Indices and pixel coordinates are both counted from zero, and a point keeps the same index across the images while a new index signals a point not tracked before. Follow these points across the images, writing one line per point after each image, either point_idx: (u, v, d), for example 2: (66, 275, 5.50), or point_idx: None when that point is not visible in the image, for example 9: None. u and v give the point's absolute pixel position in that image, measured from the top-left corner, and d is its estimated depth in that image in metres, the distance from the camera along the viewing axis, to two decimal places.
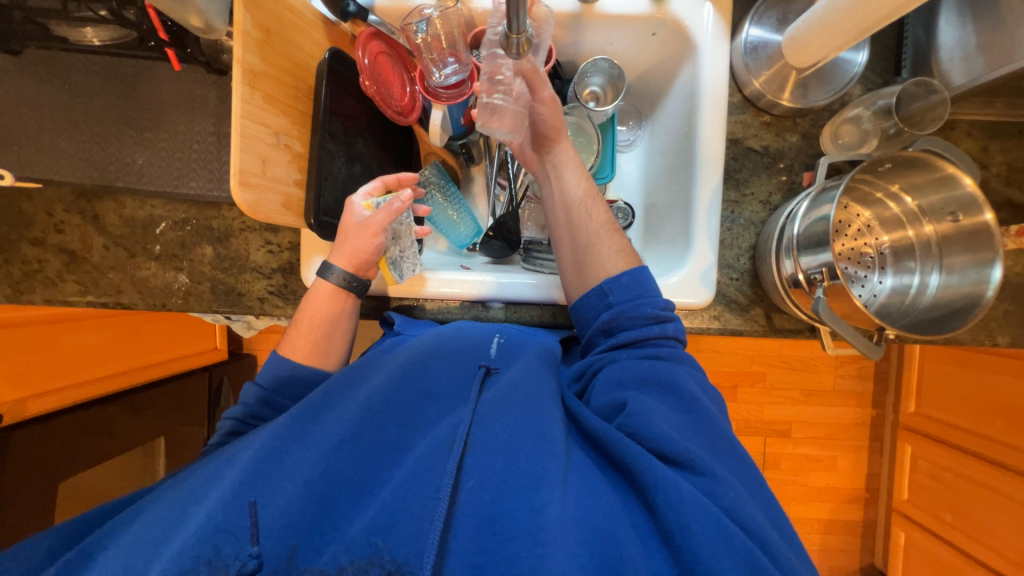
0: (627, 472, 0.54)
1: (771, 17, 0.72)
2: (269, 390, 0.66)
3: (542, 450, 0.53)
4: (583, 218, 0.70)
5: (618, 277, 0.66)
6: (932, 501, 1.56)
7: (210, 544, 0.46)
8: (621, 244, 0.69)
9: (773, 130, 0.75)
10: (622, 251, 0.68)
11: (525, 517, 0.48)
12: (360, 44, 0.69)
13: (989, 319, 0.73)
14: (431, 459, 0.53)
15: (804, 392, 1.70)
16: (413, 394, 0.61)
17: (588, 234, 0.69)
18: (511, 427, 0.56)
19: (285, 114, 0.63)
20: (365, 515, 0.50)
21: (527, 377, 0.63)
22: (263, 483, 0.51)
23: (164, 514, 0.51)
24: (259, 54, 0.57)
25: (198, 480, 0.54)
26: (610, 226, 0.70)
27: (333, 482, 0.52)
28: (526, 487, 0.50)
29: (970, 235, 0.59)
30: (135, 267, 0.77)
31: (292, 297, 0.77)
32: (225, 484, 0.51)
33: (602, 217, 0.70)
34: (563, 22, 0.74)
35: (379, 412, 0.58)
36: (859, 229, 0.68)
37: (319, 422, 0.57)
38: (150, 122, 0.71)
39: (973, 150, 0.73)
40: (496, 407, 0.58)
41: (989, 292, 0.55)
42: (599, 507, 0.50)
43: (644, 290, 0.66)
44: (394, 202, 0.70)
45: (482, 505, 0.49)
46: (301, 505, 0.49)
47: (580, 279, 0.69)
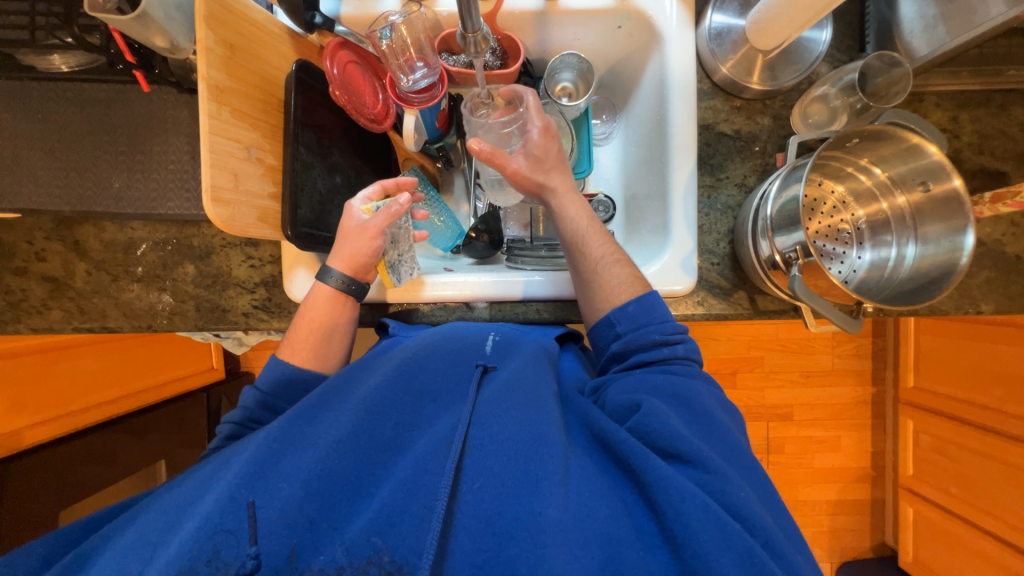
0: (627, 470, 0.54)
1: (734, 2, 0.72)
2: (266, 393, 0.65)
3: (539, 449, 0.52)
4: (580, 255, 0.70)
5: (624, 307, 0.66)
6: (938, 475, 1.56)
7: (210, 545, 0.45)
8: (627, 274, 0.68)
9: (743, 114, 0.76)
10: (629, 281, 0.67)
11: (525, 516, 0.47)
12: (327, 55, 0.69)
13: (970, 287, 0.74)
14: (429, 461, 0.52)
15: (802, 373, 1.71)
16: (409, 394, 0.60)
17: (589, 267, 0.69)
18: (509, 428, 0.54)
19: (255, 128, 0.63)
20: (363, 515, 0.49)
21: (527, 374, 0.62)
22: (259, 485, 0.49)
23: (167, 514, 0.50)
24: (224, 70, 0.58)
25: (197, 481, 0.54)
26: (615, 255, 0.69)
27: (332, 484, 0.51)
28: (525, 487, 0.49)
29: (942, 203, 0.59)
30: (118, 290, 0.77)
31: (277, 310, 0.77)
32: (221, 485, 0.50)
33: (605, 248, 0.69)
34: (530, 20, 0.75)
35: (375, 413, 0.56)
36: (834, 205, 0.68)
37: (316, 424, 0.56)
38: (126, 145, 0.71)
39: (943, 120, 0.74)
40: (496, 407, 0.57)
41: (963, 259, 0.55)
42: (599, 508, 0.49)
43: (652, 316, 0.66)
44: (393, 206, 0.70)
45: (482, 505, 0.49)
46: (297, 504, 0.48)
47: (591, 311, 0.70)
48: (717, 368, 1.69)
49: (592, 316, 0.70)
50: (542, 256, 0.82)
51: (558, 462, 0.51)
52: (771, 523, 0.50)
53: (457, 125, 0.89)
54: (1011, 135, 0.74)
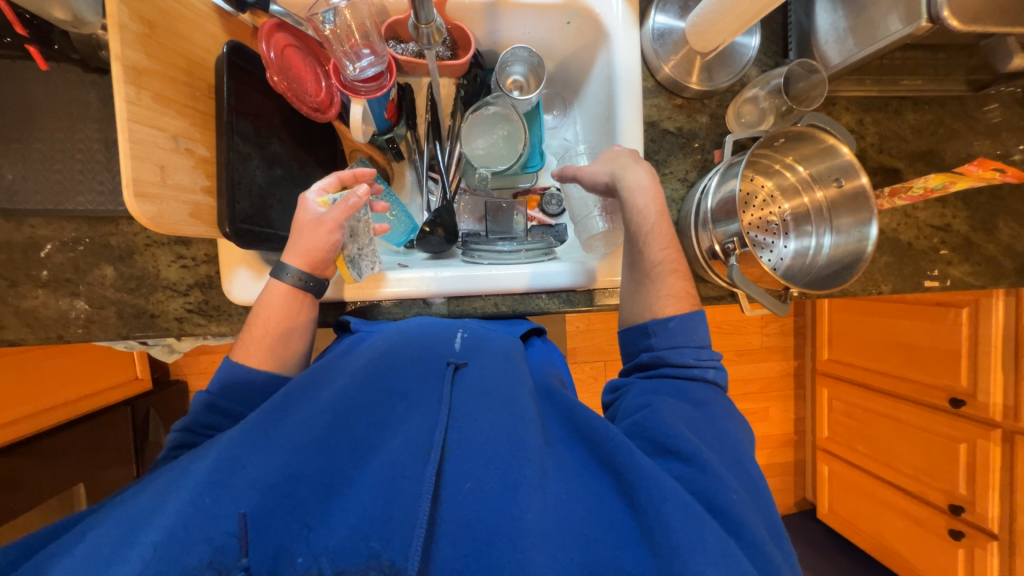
0: (607, 465, 0.55)
1: (674, 4, 0.76)
2: (215, 394, 0.60)
3: (516, 453, 0.52)
4: (640, 253, 0.68)
5: (665, 321, 0.65)
6: (848, 436, 1.77)
7: (174, 563, 0.41)
8: (676, 287, 0.67)
9: (684, 112, 0.80)
10: (678, 293, 0.66)
11: (506, 520, 0.48)
12: (263, 37, 0.65)
13: (874, 271, 0.84)
14: (406, 466, 0.50)
15: (736, 352, 1.86)
16: (379, 395, 0.57)
17: (647, 270, 0.68)
18: (487, 430, 0.54)
19: (182, 115, 0.57)
20: (337, 522, 0.47)
21: (496, 373, 0.62)
22: (224, 496, 0.45)
23: (113, 529, 0.45)
24: (143, 49, 0.52)
25: (152, 491, 0.49)
26: (672, 264, 0.67)
27: (302, 488, 0.48)
28: (504, 490, 0.50)
29: (852, 197, 0.67)
30: (17, 298, 0.67)
31: (215, 313, 0.71)
32: (180, 497, 0.46)
33: (664, 256, 0.67)
34: (480, 11, 0.74)
35: (344, 416, 0.54)
36: (764, 199, 0.74)
37: (282, 429, 0.52)
38: (18, 131, 0.62)
39: (851, 123, 0.83)
40: (471, 409, 0.56)
41: (869, 246, 0.63)
42: (575, 508, 0.51)
43: (690, 336, 0.65)
44: (349, 197, 0.65)
45: (462, 509, 0.49)
46: (266, 519, 0.45)
47: (632, 312, 0.69)
48: None
49: (628, 318, 0.70)
50: (498, 249, 0.82)
51: (534, 466, 0.52)
52: (752, 512, 0.52)
53: (407, 116, 0.87)
54: (904, 137, 0.84)
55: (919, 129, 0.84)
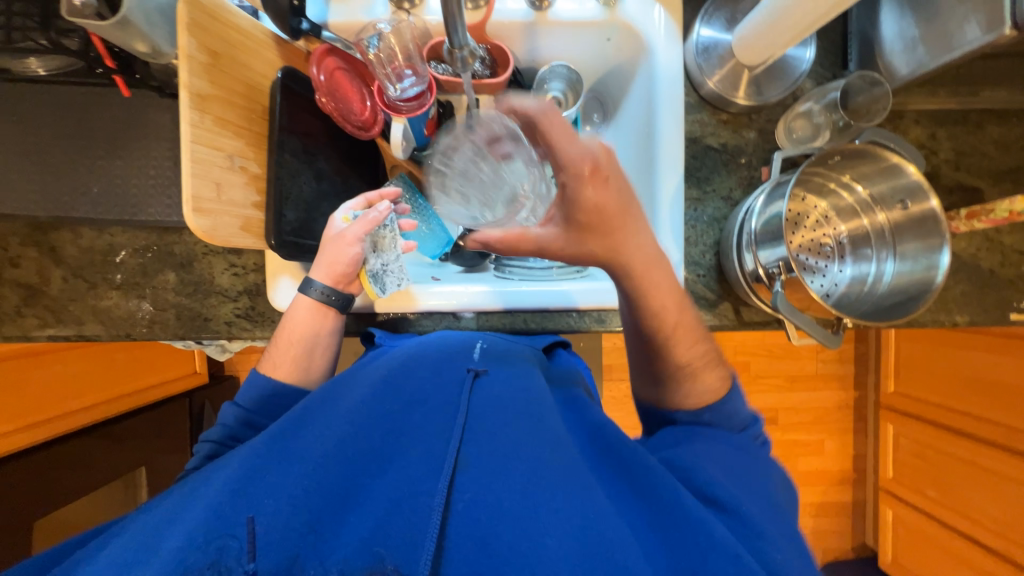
0: (637, 488, 0.53)
1: (720, 17, 0.73)
2: (250, 410, 0.63)
3: (538, 470, 0.52)
4: (665, 355, 0.60)
5: (698, 414, 0.61)
6: (916, 478, 1.60)
7: (204, 553, 0.43)
8: (709, 381, 0.62)
9: (730, 127, 0.76)
10: (714, 385, 0.61)
11: (523, 539, 0.47)
12: (315, 62, 0.70)
13: (947, 300, 0.76)
14: (423, 480, 0.52)
15: (788, 378, 1.74)
16: (396, 404, 0.59)
17: (674, 365, 0.61)
18: (508, 443, 0.54)
19: (239, 136, 0.62)
20: (355, 528, 0.49)
21: (513, 389, 0.62)
22: (250, 500, 0.47)
23: (126, 548, 0.45)
24: (207, 77, 0.57)
25: (171, 504, 0.49)
26: (706, 355, 0.61)
27: (315, 498, 0.50)
28: (526, 509, 0.49)
29: (919, 221, 0.61)
30: (96, 298, 0.75)
31: (260, 319, 0.75)
32: (200, 505, 0.47)
33: (695, 349, 0.60)
34: (518, 30, 0.75)
35: (363, 423, 0.56)
36: (817, 220, 0.68)
37: (301, 435, 0.54)
38: (105, 150, 0.70)
39: (922, 137, 0.75)
40: (491, 422, 0.57)
41: (939, 277, 0.57)
42: (604, 527, 0.48)
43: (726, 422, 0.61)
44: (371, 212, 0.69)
45: (475, 523, 0.48)
46: (278, 521, 0.47)
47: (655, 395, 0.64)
48: None
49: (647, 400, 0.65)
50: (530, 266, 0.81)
51: (554, 485, 0.51)
52: (795, 545, 0.50)
53: None
54: (986, 152, 0.76)
55: (1005, 144, 0.76)
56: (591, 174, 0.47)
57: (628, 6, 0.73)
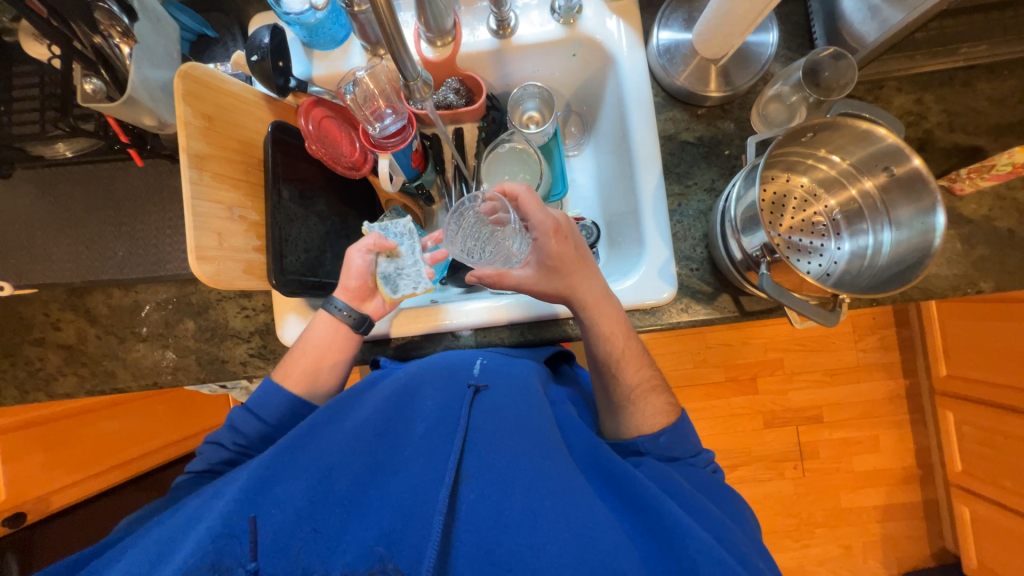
0: (631, 501, 0.53)
1: (677, 18, 0.75)
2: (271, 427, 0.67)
3: (539, 479, 0.51)
4: (614, 381, 0.65)
5: (655, 437, 0.62)
6: (988, 469, 1.45)
7: (212, 549, 0.45)
8: (660, 405, 0.64)
9: (704, 121, 0.77)
10: (661, 410, 0.64)
11: (526, 545, 0.46)
12: (303, 114, 0.75)
13: (966, 266, 0.72)
14: (425, 490, 0.51)
15: (827, 371, 1.65)
16: (400, 422, 0.60)
17: (625, 390, 0.65)
18: (509, 454, 0.54)
19: (236, 188, 0.68)
20: (357, 542, 0.49)
21: (518, 400, 0.60)
22: (258, 505, 0.49)
23: (147, 550, 0.49)
24: (203, 139, 0.63)
25: (188, 511, 0.53)
26: (652, 383, 0.66)
27: (324, 508, 0.51)
28: (524, 517, 0.48)
29: (908, 184, 0.58)
30: (126, 351, 0.81)
31: (272, 356, 0.79)
32: (211, 514, 0.49)
33: (638, 375, 0.65)
34: (487, 58, 0.80)
35: (367, 442, 0.57)
36: (803, 199, 0.67)
37: (308, 450, 0.56)
38: (127, 216, 0.77)
39: (907, 104, 0.74)
40: (492, 432, 0.56)
41: (936, 239, 0.54)
42: (602, 535, 0.47)
43: (684, 447, 0.63)
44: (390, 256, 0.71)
45: (480, 530, 0.48)
46: (288, 537, 0.48)
47: (613, 422, 0.66)
48: (736, 374, 1.64)
49: (613, 433, 0.66)
50: None
51: (554, 493, 0.50)
52: (758, 558, 0.52)
53: (434, 163, 0.93)
54: (981, 110, 0.73)
55: (1000, 99, 0.73)
56: (553, 232, 0.64)
57: (586, 22, 0.76)
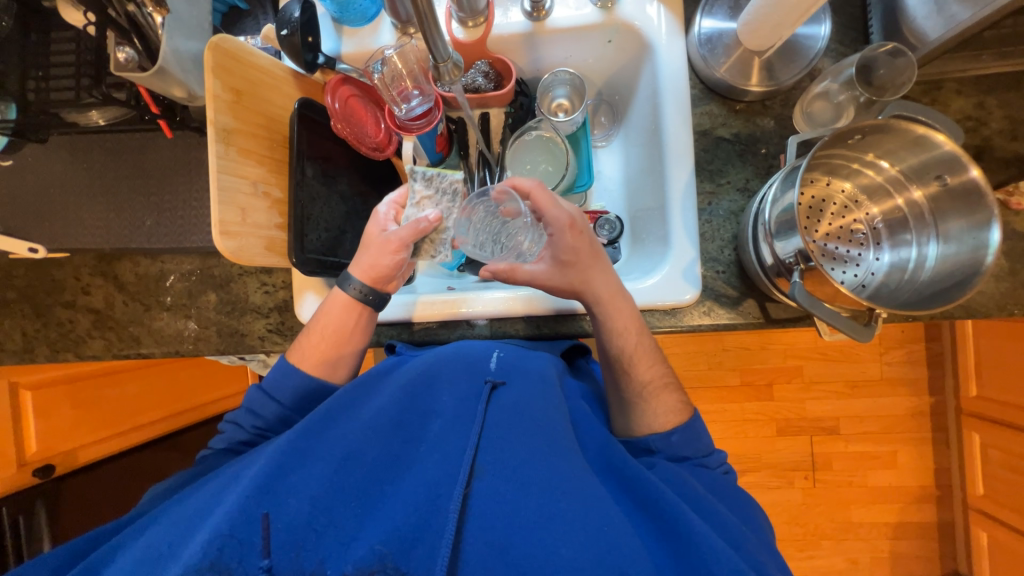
0: (644, 506, 0.52)
1: (722, 6, 0.71)
2: (288, 409, 0.69)
3: (552, 480, 0.51)
4: (626, 376, 0.64)
5: (666, 435, 0.61)
6: (1012, 495, 1.40)
7: (218, 545, 0.46)
8: (671, 402, 0.63)
9: (742, 116, 0.73)
10: (673, 409, 0.63)
11: (540, 547, 0.46)
12: (329, 91, 0.75)
13: (1015, 285, 0.67)
14: (438, 484, 0.52)
15: (848, 383, 1.60)
16: (414, 414, 0.60)
17: (635, 388, 0.64)
18: (522, 452, 0.53)
19: (261, 164, 0.68)
20: (371, 535, 0.49)
21: (533, 397, 0.60)
22: (272, 496, 0.50)
23: (168, 534, 0.51)
24: (231, 113, 0.63)
25: (206, 496, 0.54)
26: (662, 381, 0.64)
27: (339, 501, 0.51)
28: (536, 518, 0.48)
29: (962, 196, 0.54)
30: (150, 319, 0.83)
31: (290, 333, 0.80)
32: (229, 501, 0.50)
33: (650, 372, 0.64)
34: (519, 41, 0.77)
35: (382, 432, 0.57)
36: (843, 206, 0.64)
37: (325, 438, 0.57)
38: (155, 186, 0.78)
39: (966, 108, 0.69)
40: (506, 430, 0.56)
41: (988, 256, 0.50)
42: (615, 540, 0.47)
43: (695, 445, 0.62)
44: (421, 222, 0.68)
45: (493, 530, 0.48)
46: (305, 529, 0.49)
47: (624, 419, 0.65)
48: (752, 379, 1.61)
49: (624, 431, 0.66)
50: None
51: (568, 495, 0.50)
52: (771, 562, 0.52)
53: (458, 147, 0.90)
54: None
55: None
56: (568, 226, 0.61)
57: (625, 6, 0.73)
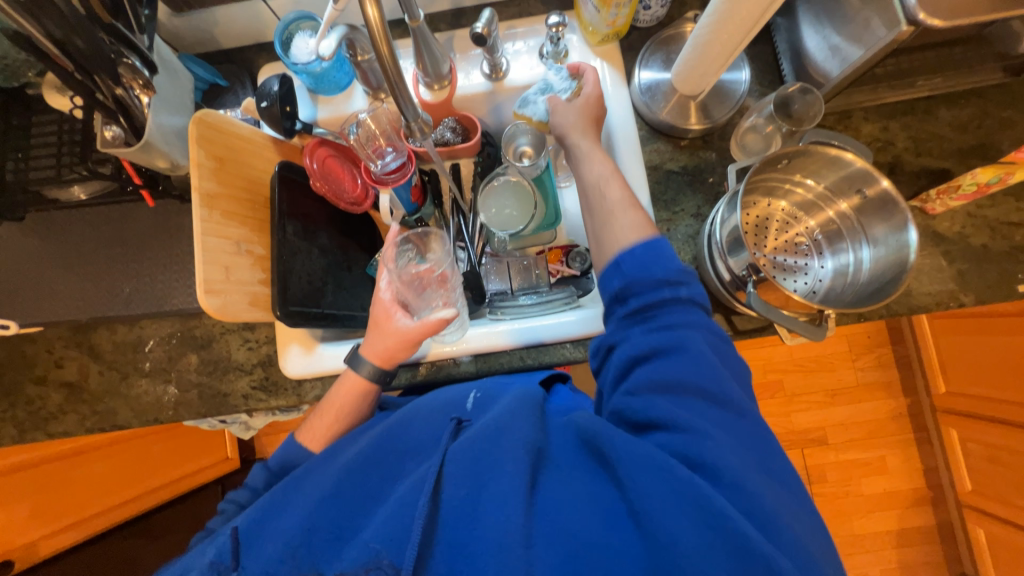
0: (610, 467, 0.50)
1: (656, 59, 0.81)
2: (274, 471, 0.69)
3: (511, 473, 0.50)
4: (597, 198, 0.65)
5: (632, 249, 0.58)
6: (999, 488, 1.43)
7: None
8: (641, 219, 0.61)
9: (687, 151, 0.82)
10: (639, 225, 0.61)
11: (497, 538, 0.47)
12: (308, 154, 0.80)
13: (945, 281, 0.75)
14: (404, 501, 0.52)
15: (827, 392, 1.65)
16: (388, 451, 0.59)
17: (608, 204, 0.64)
18: (485, 458, 0.52)
19: (243, 224, 0.71)
20: (346, 558, 0.51)
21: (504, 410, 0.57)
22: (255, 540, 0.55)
23: None
24: (214, 178, 0.66)
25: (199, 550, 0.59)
26: (632, 202, 0.63)
27: (314, 540, 0.54)
28: (493, 509, 0.49)
29: (880, 204, 0.61)
30: (127, 387, 0.81)
31: (274, 388, 0.80)
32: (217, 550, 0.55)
33: (619, 193, 0.64)
34: (481, 99, 0.85)
35: (354, 474, 0.58)
36: (785, 222, 0.71)
37: (302, 488, 0.59)
38: (135, 253, 0.80)
39: (875, 132, 0.79)
40: (472, 450, 0.53)
41: (912, 253, 0.56)
42: (576, 524, 0.47)
43: (660, 257, 0.57)
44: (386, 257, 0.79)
45: (455, 532, 0.49)
46: (285, 567, 0.52)
47: (600, 254, 0.63)
48: None
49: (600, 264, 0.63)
50: (521, 304, 0.84)
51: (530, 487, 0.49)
52: None
53: (432, 196, 0.97)
54: (943, 135, 0.78)
55: (959, 125, 0.78)
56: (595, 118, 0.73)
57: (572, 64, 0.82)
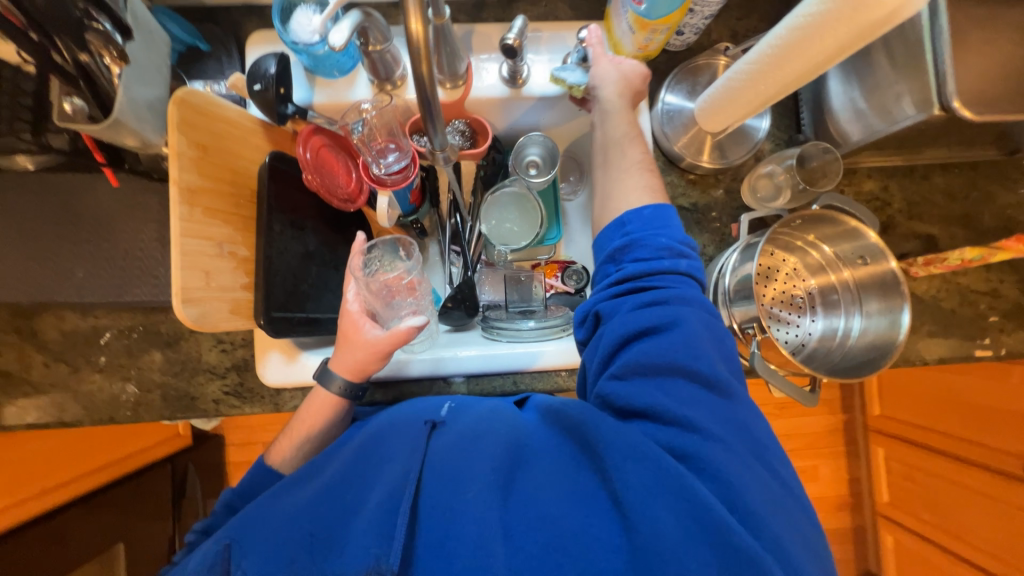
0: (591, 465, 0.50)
1: (682, 89, 0.79)
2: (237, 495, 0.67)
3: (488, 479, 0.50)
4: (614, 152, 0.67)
5: (640, 210, 0.61)
6: (910, 502, 1.61)
7: None
8: (651, 182, 0.65)
9: (698, 187, 0.81)
10: (649, 188, 0.64)
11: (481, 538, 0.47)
12: (301, 141, 0.71)
13: (914, 340, 0.80)
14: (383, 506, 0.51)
15: (778, 406, 1.76)
16: (365, 458, 0.57)
17: (621, 167, 0.66)
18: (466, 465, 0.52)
19: (227, 223, 0.63)
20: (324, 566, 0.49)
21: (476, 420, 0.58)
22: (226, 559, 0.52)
23: None
24: (196, 170, 0.59)
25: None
26: (645, 165, 0.66)
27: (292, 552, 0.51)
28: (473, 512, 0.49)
29: (881, 281, 0.64)
30: (78, 382, 0.73)
31: (249, 395, 0.75)
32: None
33: (637, 155, 0.67)
34: (495, 104, 0.80)
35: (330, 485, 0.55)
36: (788, 273, 0.72)
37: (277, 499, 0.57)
38: (90, 233, 0.70)
39: (875, 190, 0.81)
40: (449, 455, 0.54)
41: (901, 335, 0.59)
42: (560, 524, 0.47)
43: (664, 224, 0.60)
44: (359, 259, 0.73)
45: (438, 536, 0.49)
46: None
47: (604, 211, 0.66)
48: None
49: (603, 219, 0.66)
50: (518, 326, 0.81)
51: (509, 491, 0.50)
52: None
53: (430, 196, 0.92)
54: (934, 201, 0.82)
55: (949, 193, 0.82)
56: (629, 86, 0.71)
57: None
